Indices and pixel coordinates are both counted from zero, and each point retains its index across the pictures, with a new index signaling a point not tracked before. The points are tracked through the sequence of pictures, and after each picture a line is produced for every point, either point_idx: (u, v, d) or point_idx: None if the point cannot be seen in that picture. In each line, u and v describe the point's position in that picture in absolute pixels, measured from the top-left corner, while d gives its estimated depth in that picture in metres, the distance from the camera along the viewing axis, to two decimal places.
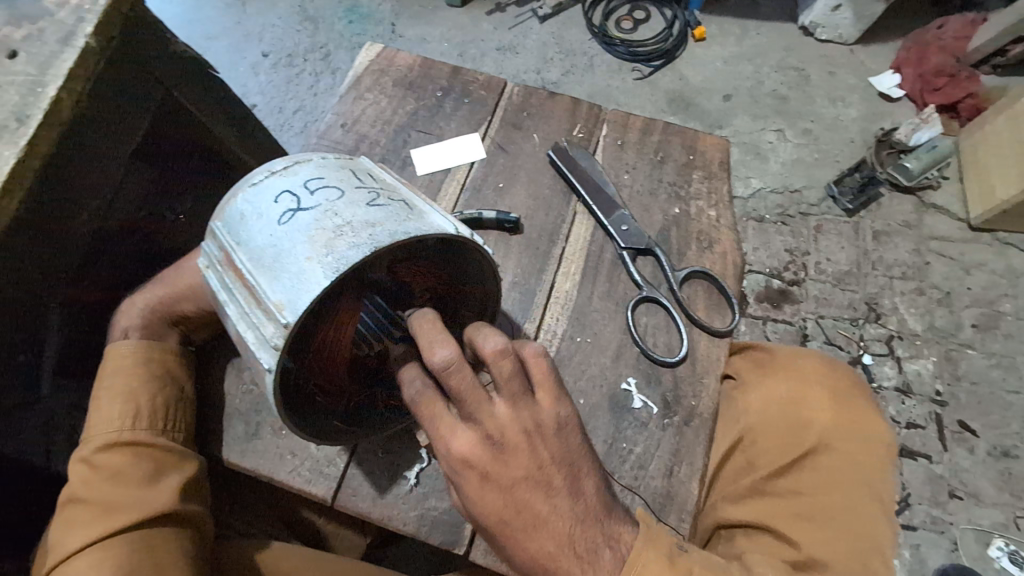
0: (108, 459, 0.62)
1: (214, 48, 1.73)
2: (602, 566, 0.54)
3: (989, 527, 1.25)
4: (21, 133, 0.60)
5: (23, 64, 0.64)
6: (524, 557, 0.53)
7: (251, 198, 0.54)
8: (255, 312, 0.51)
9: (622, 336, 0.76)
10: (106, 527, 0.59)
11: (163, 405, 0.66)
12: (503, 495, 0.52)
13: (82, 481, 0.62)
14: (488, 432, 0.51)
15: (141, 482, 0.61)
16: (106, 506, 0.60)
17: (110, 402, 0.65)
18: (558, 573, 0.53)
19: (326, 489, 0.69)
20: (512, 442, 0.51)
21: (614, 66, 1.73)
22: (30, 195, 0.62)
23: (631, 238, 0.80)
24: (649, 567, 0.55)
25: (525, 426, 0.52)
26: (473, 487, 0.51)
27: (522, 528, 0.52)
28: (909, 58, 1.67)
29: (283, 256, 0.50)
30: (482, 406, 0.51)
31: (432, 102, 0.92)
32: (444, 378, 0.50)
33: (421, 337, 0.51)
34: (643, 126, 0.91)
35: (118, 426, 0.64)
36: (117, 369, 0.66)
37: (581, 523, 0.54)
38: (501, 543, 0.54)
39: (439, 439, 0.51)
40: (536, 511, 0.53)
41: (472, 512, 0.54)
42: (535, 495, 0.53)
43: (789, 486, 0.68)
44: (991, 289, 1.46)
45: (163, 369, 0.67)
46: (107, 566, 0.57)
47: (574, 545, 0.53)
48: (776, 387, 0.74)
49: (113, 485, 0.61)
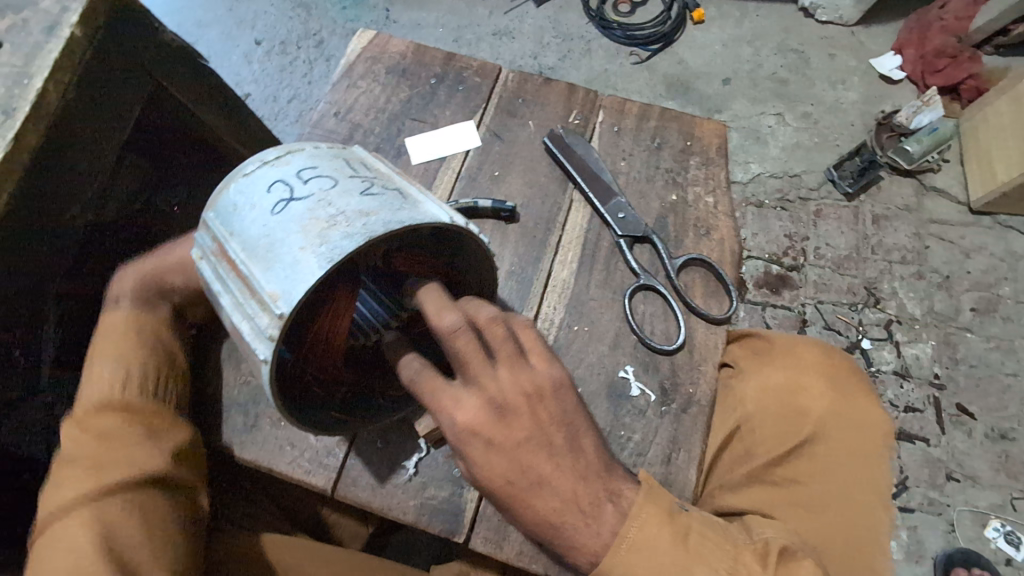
0: (98, 420, 0.62)
1: (206, 37, 1.71)
2: (603, 520, 0.55)
3: (985, 509, 1.26)
4: (8, 126, 0.60)
5: (7, 55, 0.63)
6: (530, 517, 0.54)
7: (243, 188, 0.53)
8: (250, 304, 0.50)
9: (620, 324, 0.76)
10: (96, 485, 0.58)
11: (156, 370, 0.66)
12: (506, 459, 0.52)
13: (70, 441, 0.61)
14: (489, 395, 0.52)
15: (136, 443, 0.60)
16: (96, 464, 0.59)
17: (101, 364, 0.64)
18: (564, 529, 0.54)
19: (326, 480, 0.69)
20: (515, 404, 0.52)
21: (611, 50, 1.71)
22: (24, 190, 0.62)
23: (628, 225, 0.80)
24: (649, 524, 0.56)
25: (524, 388, 0.53)
26: (478, 453, 0.52)
27: (526, 487, 0.53)
28: (909, 38, 1.64)
29: (277, 246, 0.49)
30: (482, 372, 0.52)
31: (426, 90, 0.91)
32: (448, 342, 0.51)
33: (426, 303, 0.52)
34: (640, 112, 0.89)
35: (108, 387, 0.63)
36: (110, 336, 0.67)
37: (581, 481, 0.55)
38: (506, 507, 0.55)
39: (443, 411, 0.52)
40: (540, 471, 0.53)
41: (477, 480, 0.54)
42: (540, 457, 0.53)
43: (786, 474, 0.68)
44: (991, 272, 1.45)
45: (155, 339, 0.68)
46: (96, 522, 0.56)
47: (579, 501, 0.54)
48: (775, 375, 0.73)
49: (104, 444, 0.60)
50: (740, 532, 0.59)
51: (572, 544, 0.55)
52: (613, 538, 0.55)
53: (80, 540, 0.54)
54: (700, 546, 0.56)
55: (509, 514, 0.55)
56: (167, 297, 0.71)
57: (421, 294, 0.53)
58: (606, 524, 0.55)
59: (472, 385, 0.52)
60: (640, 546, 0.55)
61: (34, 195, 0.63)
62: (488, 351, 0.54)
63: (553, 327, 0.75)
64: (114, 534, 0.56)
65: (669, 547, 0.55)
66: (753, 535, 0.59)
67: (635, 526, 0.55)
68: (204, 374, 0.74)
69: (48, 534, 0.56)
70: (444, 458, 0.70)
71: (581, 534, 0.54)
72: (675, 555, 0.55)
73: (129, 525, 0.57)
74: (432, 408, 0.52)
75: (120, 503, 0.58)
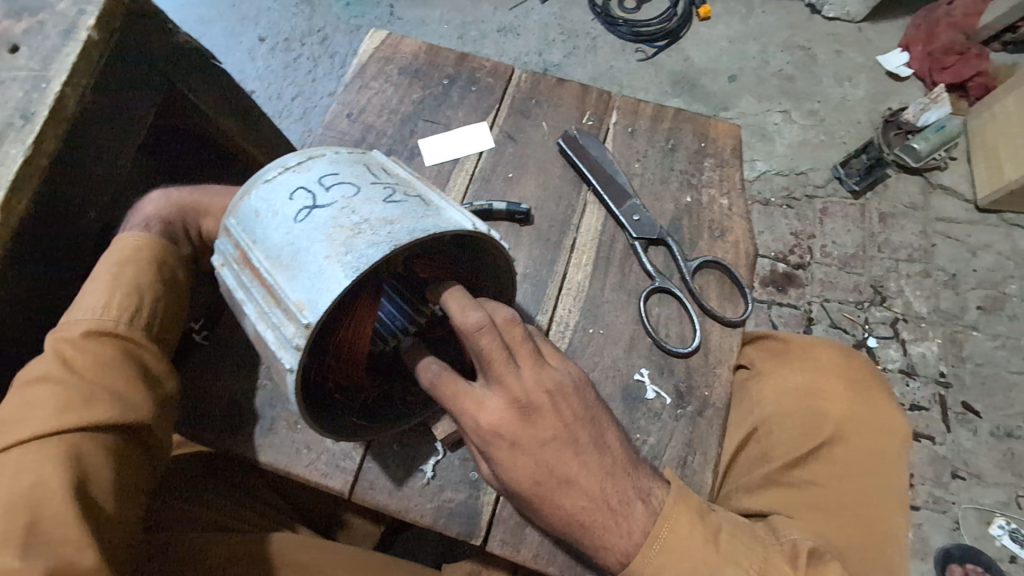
0: (92, 348, 0.58)
1: (210, 33, 1.70)
2: (634, 520, 0.56)
3: (990, 506, 1.27)
4: (27, 130, 0.59)
5: (25, 58, 0.63)
6: (561, 518, 0.54)
7: (265, 195, 0.53)
8: (275, 312, 0.50)
9: (635, 327, 0.76)
10: (77, 417, 0.54)
11: (161, 315, 0.64)
12: (535, 461, 0.53)
13: (53, 360, 0.56)
14: (514, 396, 0.52)
15: (131, 386, 0.58)
16: (85, 395, 0.55)
17: (108, 291, 0.61)
18: (594, 528, 0.55)
19: (343, 483, 0.69)
20: (539, 406, 0.52)
21: (618, 47, 1.70)
22: (43, 195, 0.62)
23: (643, 227, 0.79)
24: (681, 523, 0.56)
25: (547, 387, 0.53)
26: (503, 455, 0.52)
27: (553, 488, 0.54)
28: (917, 35, 1.63)
29: (301, 254, 0.49)
30: (507, 373, 0.52)
31: (438, 90, 0.91)
32: (474, 340, 0.50)
33: (448, 301, 0.51)
34: (653, 113, 0.89)
35: (113, 317, 0.60)
36: (126, 258, 0.64)
37: (611, 478, 0.55)
38: (537, 510, 0.55)
39: (467, 412, 0.52)
40: (567, 471, 0.54)
41: (503, 481, 0.54)
42: (567, 459, 0.54)
43: (804, 476, 0.68)
44: (997, 270, 1.45)
45: (169, 276, 0.66)
46: (73, 457, 0.53)
47: (609, 499, 0.55)
48: (792, 378, 0.74)
49: (98, 373, 0.57)
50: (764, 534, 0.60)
51: (604, 546, 0.55)
52: (645, 538, 0.56)
53: (52, 475, 0.51)
54: (731, 549, 0.57)
55: (538, 517, 0.56)
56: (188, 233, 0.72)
57: (440, 293, 0.52)
58: (636, 524, 0.56)
59: (496, 387, 0.52)
60: (673, 546, 0.56)
61: (54, 198, 0.64)
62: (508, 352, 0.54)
63: (568, 330, 0.75)
64: (85, 479, 0.53)
65: (699, 547, 0.56)
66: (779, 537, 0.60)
67: (667, 525, 0.56)
68: (220, 376, 0.74)
69: (8, 459, 0.51)
70: (461, 461, 0.70)
71: (612, 533, 0.55)
72: (700, 551, 0.56)
73: (103, 468, 0.54)
74: (455, 413, 0.52)
75: (100, 443, 0.55)
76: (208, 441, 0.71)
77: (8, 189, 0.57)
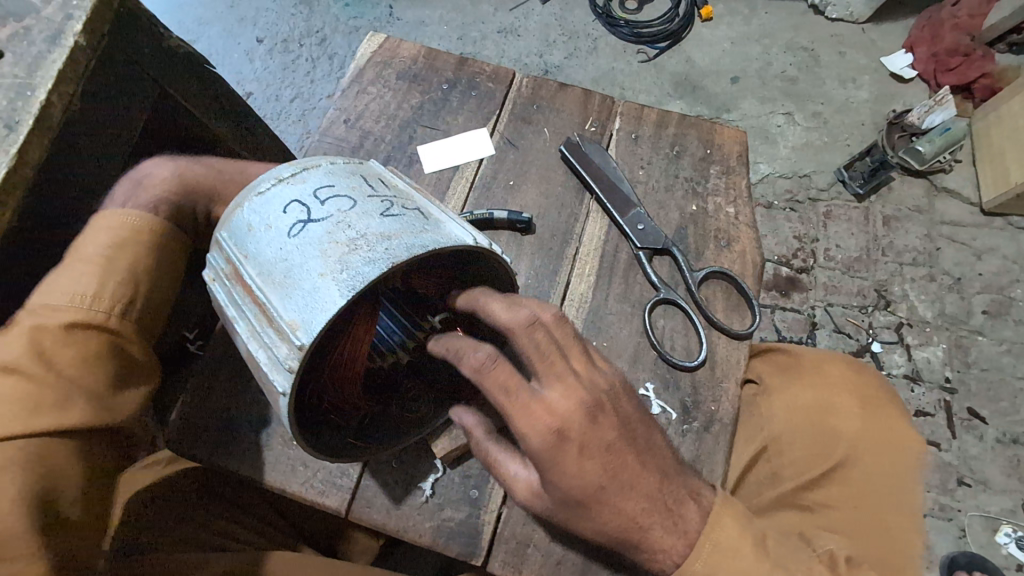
0: (75, 342, 0.54)
1: (207, 34, 1.68)
2: (688, 519, 0.54)
3: (997, 514, 1.25)
4: (10, 140, 0.57)
5: (9, 64, 0.61)
6: (607, 528, 0.52)
7: (258, 208, 0.51)
8: (267, 331, 0.48)
9: (639, 339, 0.74)
10: (50, 421, 0.51)
11: (153, 309, 0.60)
12: (601, 466, 0.50)
13: (30, 350, 0.52)
14: (581, 394, 0.50)
15: (109, 389, 0.56)
16: (61, 398, 0.52)
17: (98, 278, 0.56)
18: (649, 532, 0.52)
19: (339, 501, 0.67)
20: (599, 410, 0.50)
21: (619, 48, 1.68)
22: (28, 207, 0.60)
23: (647, 237, 0.77)
24: (727, 527, 0.55)
25: (600, 387, 0.52)
26: (571, 461, 0.49)
27: (618, 491, 0.51)
28: (922, 36, 1.61)
29: (294, 271, 0.47)
30: (562, 372, 0.50)
31: (437, 95, 0.89)
32: (522, 336, 0.50)
33: (492, 303, 0.52)
34: (658, 119, 0.87)
35: (105, 307, 0.56)
36: (121, 242, 0.59)
37: (665, 479, 0.54)
38: (590, 519, 0.52)
39: (524, 410, 0.48)
40: (630, 476, 0.51)
41: (559, 489, 0.50)
42: (629, 464, 0.51)
43: (817, 498, 0.67)
44: (1003, 274, 1.43)
45: (168, 265, 0.62)
46: (40, 462, 0.50)
47: (666, 498, 0.53)
48: (803, 395, 0.72)
49: (77, 372, 0.54)
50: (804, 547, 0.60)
51: (655, 553, 0.53)
52: (696, 541, 0.54)
53: (15, 484, 0.49)
54: (778, 551, 0.56)
55: (592, 526, 0.52)
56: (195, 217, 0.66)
57: (482, 298, 0.53)
58: (690, 523, 0.54)
59: (554, 382, 0.50)
60: (723, 548, 0.54)
61: (40, 207, 0.62)
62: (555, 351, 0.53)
63: None
64: (51, 487, 0.51)
65: (750, 553, 0.54)
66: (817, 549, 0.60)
67: (716, 525, 0.55)
68: (213, 390, 0.72)
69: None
70: (461, 479, 0.68)
71: (666, 537, 0.53)
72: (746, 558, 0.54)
73: (70, 471, 0.52)
74: (509, 411, 0.48)
75: (70, 445, 0.53)
76: (200, 457, 0.69)
77: None
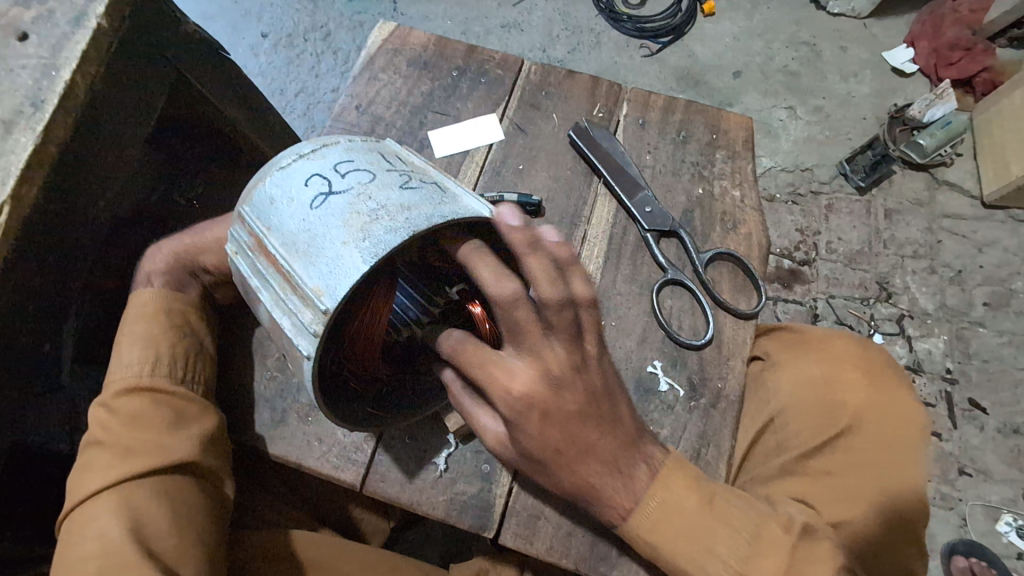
0: (124, 404, 0.63)
1: (213, 29, 1.70)
2: (637, 481, 0.58)
3: (998, 503, 1.26)
4: (38, 118, 0.59)
5: (34, 47, 0.62)
6: (559, 481, 0.56)
7: (280, 182, 0.53)
8: (291, 298, 0.50)
9: (647, 319, 0.76)
10: (123, 469, 0.60)
11: (182, 353, 0.67)
12: (561, 431, 0.53)
13: (101, 425, 0.63)
14: (546, 367, 0.50)
15: (163, 430, 0.62)
16: (123, 449, 0.61)
17: (129, 347, 0.66)
18: (601, 490, 0.56)
19: (354, 476, 0.69)
20: (567, 382, 0.52)
21: (622, 42, 1.69)
22: (51, 185, 0.61)
23: (655, 219, 0.79)
24: (676, 488, 0.58)
25: (573, 365, 0.52)
26: (534, 426, 0.52)
27: (573, 456, 0.55)
28: (923, 31, 1.63)
29: (317, 240, 0.49)
30: (539, 342, 0.50)
31: (447, 82, 0.90)
32: (509, 311, 0.48)
33: (480, 269, 0.49)
34: (664, 105, 0.89)
35: (136, 372, 0.65)
36: (139, 314, 0.68)
37: (626, 447, 0.57)
38: (548, 475, 0.56)
39: (496, 382, 0.51)
40: (589, 441, 0.54)
41: (522, 447, 0.55)
42: (591, 432, 0.55)
43: (820, 466, 0.68)
44: (1004, 267, 1.45)
45: (182, 320, 0.69)
46: (124, 507, 0.58)
47: (620, 466, 0.56)
48: (808, 368, 0.74)
49: (133, 426, 0.62)
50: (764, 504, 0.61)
51: (605, 506, 0.58)
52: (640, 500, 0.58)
53: (111, 527, 0.57)
54: (726, 512, 0.59)
55: (549, 480, 0.57)
56: (197, 277, 0.73)
57: (471, 262, 0.49)
58: (639, 483, 0.58)
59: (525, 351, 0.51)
60: (669, 504, 0.58)
61: (64, 187, 0.63)
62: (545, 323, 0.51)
63: None
64: (138, 520, 0.58)
65: (695, 509, 0.58)
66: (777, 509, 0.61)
67: (662, 485, 0.58)
68: (231, 368, 0.74)
69: (84, 511, 0.59)
70: (473, 454, 0.70)
71: (618, 493, 0.57)
72: (684, 511, 0.58)
73: (156, 512, 0.59)
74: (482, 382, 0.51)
75: (145, 487, 0.60)
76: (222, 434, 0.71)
77: (19, 176, 0.57)
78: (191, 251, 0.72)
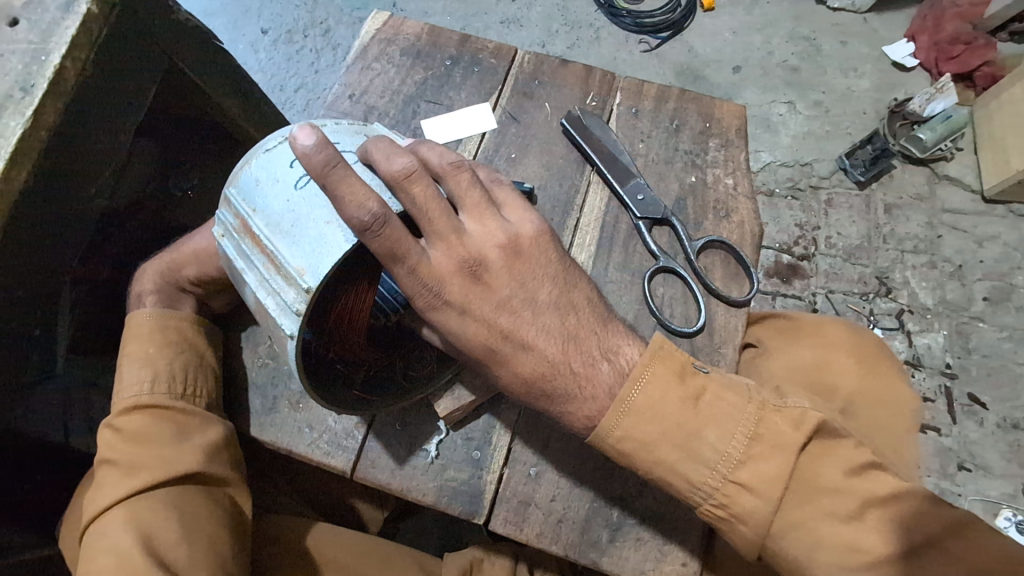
0: (128, 422, 0.65)
1: (214, 25, 1.70)
2: (600, 381, 0.56)
3: (997, 498, 1.26)
4: (27, 103, 0.60)
5: (25, 31, 0.63)
6: (522, 373, 0.56)
7: (264, 164, 0.54)
8: (274, 279, 0.52)
9: (638, 307, 0.75)
10: (129, 486, 0.62)
11: (182, 368, 0.68)
12: (483, 330, 0.56)
13: (108, 446, 0.65)
14: (464, 255, 0.55)
15: (166, 443, 0.64)
16: (128, 465, 0.63)
17: (128, 369, 0.68)
18: (556, 396, 0.57)
19: (345, 462, 0.69)
20: (474, 261, 0.55)
21: (621, 38, 1.69)
22: (38, 171, 0.61)
23: (647, 207, 0.78)
24: (659, 381, 0.56)
25: (479, 246, 0.56)
26: (452, 321, 0.55)
27: (511, 349, 0.56)
28: (923, 25, 1.61)
29: (300, 221, 0.52)
30: (446, 224, 0.54)
31: (441, 71, 0.90)
32: (404, 188, 0.52)
33: (375, 152, 0.53)
34: (658, 94, 0.88)
35: (138, 391, 0.66)
36: (138, 337, 0.70)
37: (574, 340, 0.57)
38: (490, 377, 0.58)
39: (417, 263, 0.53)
40: (525, 334, 0.56)
41: (458, 348, 0.57)
42: (526, 324, 0.56)
43: None
44: (1004, 261, 1.44)
45: (174, 338, 0.70)
46: (134, 520, 0.60)
47: (570, 362, 0.56)
48: (802, 353, 0.74)
49: (135, 444, 0.64)
50: (772, 397, 0.57)
51: (569, 407, 0.57)
52: (611, 401, 0.56)
53: (122, 541, 0.59)
54: (715, 409, 0.55)
55: (495, 380, 0.58)
56: (186, 291, 0.74)
57: (366, 148, 0.54)
58: (601, 385, 0.56)
59: (441, 240, 0.54)
60: (643, 409, 0.55)
61: (52, 176, 0.63)
62: (451, 202, 0.57)
63: None
64: (149, 533, 0.60)
65: (681, 408, 0.55)
66: (786, 401, 0.56)
67: (641, 387, 0.56)
68: (225, 357, 0.74)
69: (99, 527, 0.61)
70: (464, 441, 0.69)
71: (585, 406, 0.56)
72: (683, 418, 0.55)
73: (166, 522, 0.60)
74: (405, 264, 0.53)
75: (153, 500, 0.62)
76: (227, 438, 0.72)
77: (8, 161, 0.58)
78: (174, 267, 0.74)
